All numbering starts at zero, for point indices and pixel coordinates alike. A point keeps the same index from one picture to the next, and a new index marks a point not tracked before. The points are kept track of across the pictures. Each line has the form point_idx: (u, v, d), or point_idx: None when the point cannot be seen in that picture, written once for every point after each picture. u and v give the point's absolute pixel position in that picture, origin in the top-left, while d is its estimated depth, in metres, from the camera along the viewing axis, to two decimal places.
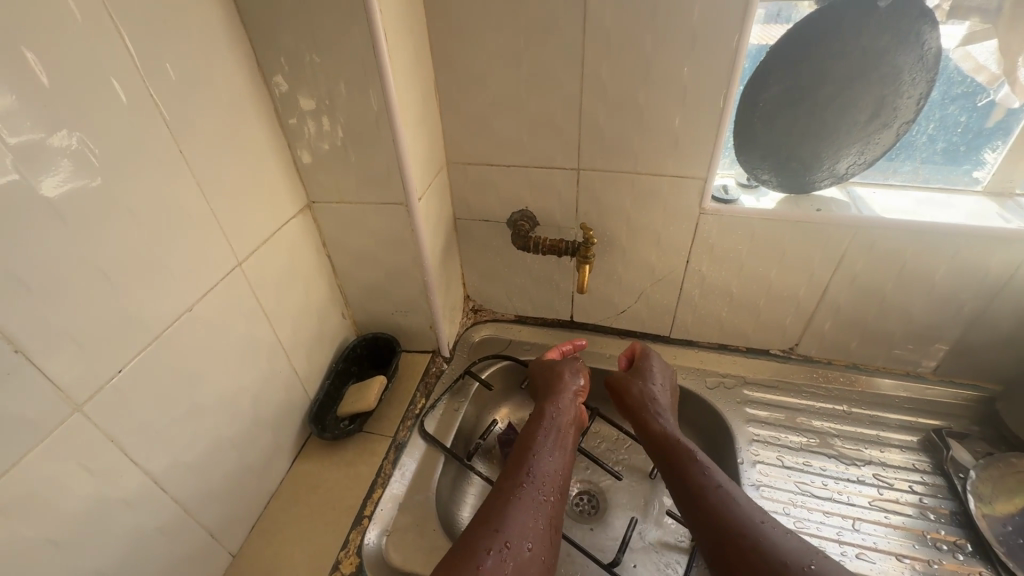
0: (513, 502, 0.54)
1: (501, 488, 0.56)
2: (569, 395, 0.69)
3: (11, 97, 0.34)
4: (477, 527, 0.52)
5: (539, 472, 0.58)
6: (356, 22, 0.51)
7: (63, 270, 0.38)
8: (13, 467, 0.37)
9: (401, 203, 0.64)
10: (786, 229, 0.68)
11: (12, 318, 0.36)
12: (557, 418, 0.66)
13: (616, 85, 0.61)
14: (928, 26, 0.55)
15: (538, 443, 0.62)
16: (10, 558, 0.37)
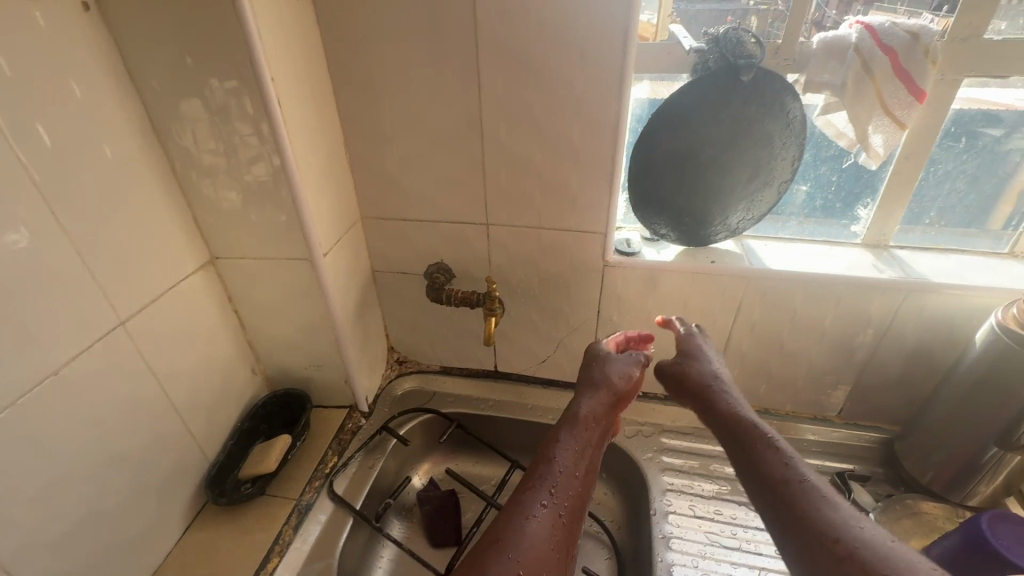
0: (528, 522, 0.45)
1: (515, 504, 0.47)
2: (605, 392, 0.58)
3: None
4: (484, 544, 0.44)
5: (563, 486, 0.49)
6: (248, 89, 0.52)
7: None
8: None
9: (306, 258, 0.64)
10: (685, 280, 0.71)
11: None
12: (590, 419, 0.55)
13: (514, 147, 0.65)
14: (789, 98, 0.61)
15: (565, 446, 0.53)
16: None
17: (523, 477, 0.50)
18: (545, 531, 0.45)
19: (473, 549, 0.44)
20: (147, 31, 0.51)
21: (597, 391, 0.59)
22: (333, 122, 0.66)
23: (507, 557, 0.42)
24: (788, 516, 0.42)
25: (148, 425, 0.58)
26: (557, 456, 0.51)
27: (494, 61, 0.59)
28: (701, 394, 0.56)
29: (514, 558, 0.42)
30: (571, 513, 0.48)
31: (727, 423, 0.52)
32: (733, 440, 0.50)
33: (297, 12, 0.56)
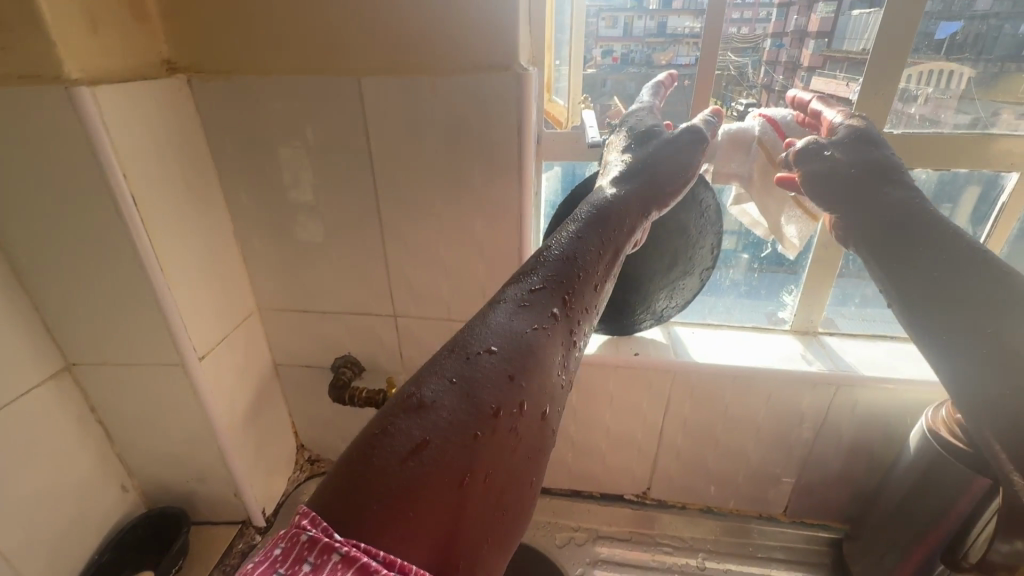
0: (534, 331, 0.36)
1: (517, 305, 0.37)
2: (643, 198, 0.48)
3: None
4: (469, 342, 0.34)
5: (577, 295, 0.39)
6: (95, 187, 0.47)
7: None
8: None
9: (177, 364, 0.57)
10: (609, 375, 0.66)
11: None
12: (626, 216, 0.45)
13: (416, 238, 0.60)
14: (701, 187, 0.60)
15: (588, 251, 0.41)
16: None
17: (536, 272, 0.39)
18: (555, 355, 0.36)
19: (453, 359, 0.33)
20: None
21: (634, 184, 0.48)
22: (217, 212, 0.60)
23: (505, 378, 0.33)
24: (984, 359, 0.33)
25: None
26: (579, 255, 0.41)
27: (387, 151, 0.56)
28: (871, 179, 0.43)
29: (516, 378, 0.33)
30: (580, 329, 0.40)
31: (899, 230, 0.40)
32: (906, 253, 0.39)
33: (164, 101, 0.52)
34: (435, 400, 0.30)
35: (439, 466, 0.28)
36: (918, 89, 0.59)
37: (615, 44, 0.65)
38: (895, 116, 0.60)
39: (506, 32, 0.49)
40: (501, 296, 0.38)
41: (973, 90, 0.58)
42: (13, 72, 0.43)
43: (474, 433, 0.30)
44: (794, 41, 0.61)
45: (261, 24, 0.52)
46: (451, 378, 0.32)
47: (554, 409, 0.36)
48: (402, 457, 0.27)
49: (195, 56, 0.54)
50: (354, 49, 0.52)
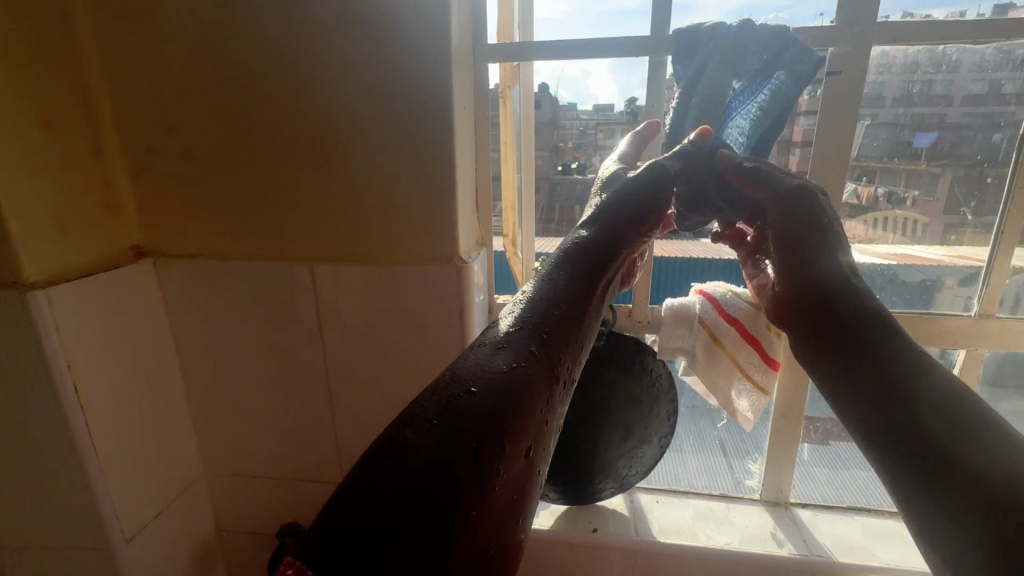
0: (517, 370, 0.32)
1: (496, 348, 0.33)
2: (627, 236, 0.47)
3: None
4: (457, 378, 0.30)
5: (556, 333, 0.36)
6: (38, 378, 0.48)
7: None
8: None
9: (100, 549, 0.54)
10: (566, 553, 0.61)
11: None
12: (603, 253, 0.44)
13: (365, 409, 0.60)
14: (649, 357, 0.60)
15: (574, 292, 0.40)
16: None
17: (517, 314, 0.37)
18: (541, 393, 0.32)
19: (434, 397, 0.29)
20: None
21: (601, 223, 0.47)
22: (168, 382, 0.61)
23: (487, 419, 0.28)
24: (879, 358, 0.34)
25: None
26: (552, 292, 0.39)
27: (336, 328, 0.57)
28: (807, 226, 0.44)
29: (498, 418, 0.29)
30: (565, 366, 0.36)
31: (800, 236, 0.44)
32: (814, 283, 0.41)
33: (122, 287, 0.54)
34: (418, 441, 0.27)
35: (423, 508, 0.24)
36: (905, 186, 0.62)
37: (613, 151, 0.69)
38: (873, 200, 0.62)
39: (446, 230, 0.53)
40: (477, 340, 0.35)
41: (958, 188, 0.60)
42: None
43: (455, 472, 0.26)
44: (784, 119, 0.60)
45: (223, 210, 0.56)
46: (432, 420, 0.28)
47: (540, 448, 0.32)
48: (388, 496, 0.24)
49: (164, 243, 0.58)
50: (309, 239, 0.55)
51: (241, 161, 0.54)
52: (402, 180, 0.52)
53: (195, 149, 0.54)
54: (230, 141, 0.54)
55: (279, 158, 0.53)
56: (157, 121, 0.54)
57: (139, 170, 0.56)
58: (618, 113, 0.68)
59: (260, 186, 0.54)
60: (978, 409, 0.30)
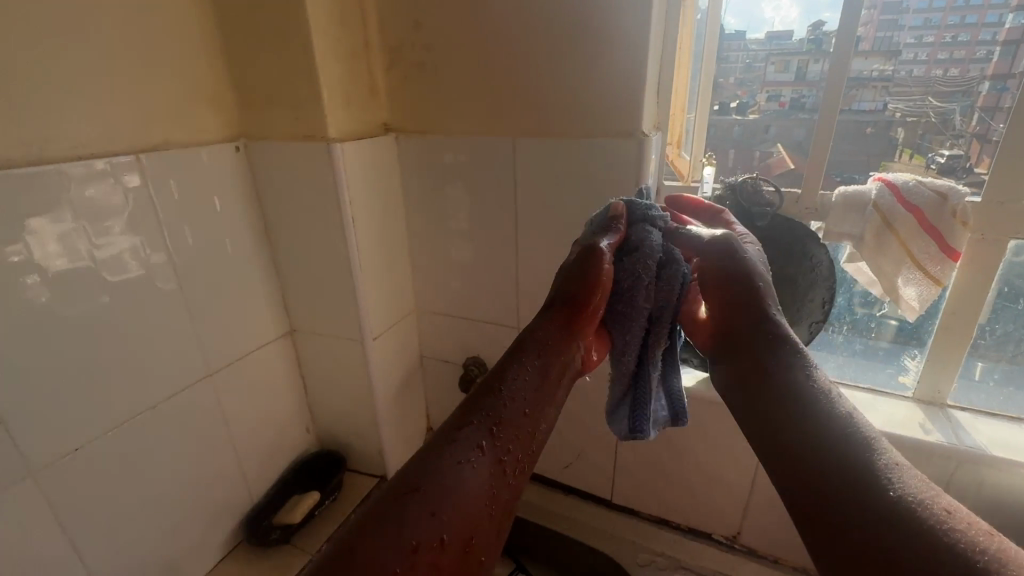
0: (461, 469, 0.36)
1: (444, 445, 0.37)
2: (574, 322, 0.48)
3: (76, 253, 0.53)
4: (405, 482, 0.35)
5: (507, 424, 0.40)
6: (332, 210, 0.68)
7: (69, 369, 0.54)
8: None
9: (357, 340, 0.77)
10: (705, 409, 0.71)
11: (32, 394, 0.51)
12: (553, 342, 0.46)
13: (544, 265, 0.73)
14: (814, 245, 0.64)
15: (525, 380, 0.43)
16: None
17: (461, 410, 0.40)
18: (485, 479, 0.37)
19: (383, 499, 0.33)
20: (270, 164, 0.69)
21: (554, 313, 0.48)
22: (400, 232, 0.80)
23: (430, 517, 0.33)
24: (808, 422, 0.39)
25: (208, 463, 0.70)
26: (507, 384, 0.42)
27: (527, 196, 0.70)
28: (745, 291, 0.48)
29: (438, 515, 0.33)
30: (514, 457, 0.39)
31: (738, 295, 0.48)
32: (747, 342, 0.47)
33: (378, 151, 0.72)
34: (363, 543, 0.31)
35: None
36: None
37: (785, 88, 0.69)
38: None
39: (633, 107, 0.61)
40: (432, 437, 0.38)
41: None
42: (300, 133, 0.66)
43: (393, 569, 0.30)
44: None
45: (449, 94, 0.70)
46: (376, 522, 0.32)
47: (482, 534, 0.35)
48: None
49: (402, 121, 0.75)
50: (514, 118, 0.68)
51: (466, 51, 0.67)
52: (597, 64, 0.61)
53: (431, 41, 0.68)
54: (459, 33, 0.66)
55: (496, 47, 0.65)
56: (406, 18, 0.69)
57: (390, 60, 0.72)
58: (798, 41, 0.68)
59: (479, 75, 0.67)
60: (864, 448, 0.37)
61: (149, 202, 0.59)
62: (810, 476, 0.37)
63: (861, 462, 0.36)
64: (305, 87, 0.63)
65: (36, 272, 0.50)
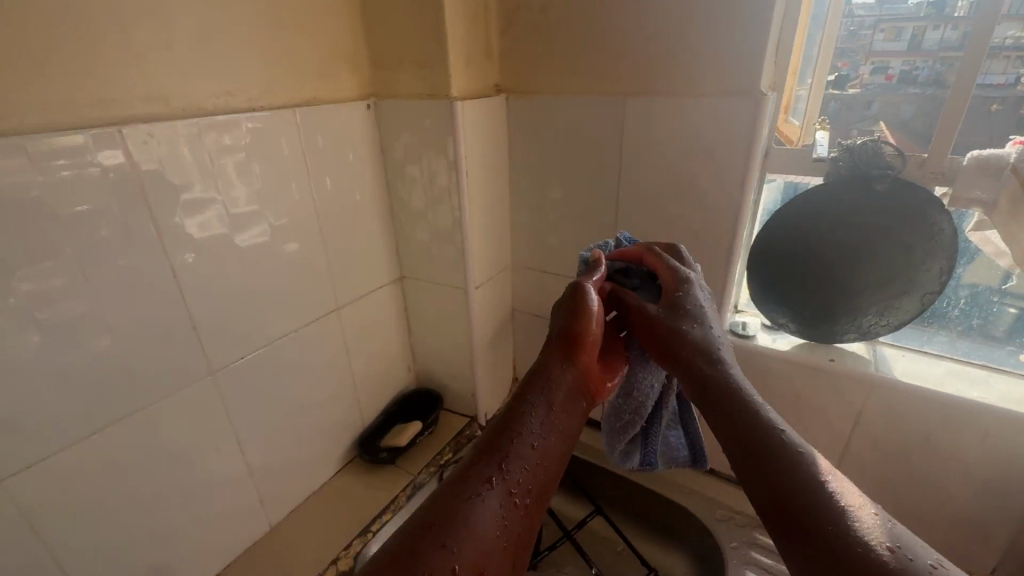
0: (473, 503, 0.40)
1: (456, 482, 0.42)
2: (573, 361, 0.51)
3: (248, 190, 0.62)
4: (426, 516, 0.39)
5: (513, 458, 0.43)
6: (449, 164, 0.74)
7: (240, 289, 0.64)
8: (187, 386, 0.60)
9: (461, 288, 0.83)
10: (799, 374, 0.71)
11: (215, 306, 0.61)
12: (554, 379, 0.49)
13: (643, 225, 0.76)
14: (938, 212, 0.61)
15: (531, 417, 0.46)
16: (171, 448, 0.60)
17: (471, 452, 0.44)
18: (496, 512, 0.41)
19: (406, 532, 0.38)
20: (396, 121, 0.76)
21: (550, 353, 0.52)
22: (503, 190, 0.85)
23: (443, 547, 0.37)
24: (765, 445, 0.40)
25: (333, 386, 0.80)
26: (515, 422, 0.46)
27: (633, 155, 0.72)
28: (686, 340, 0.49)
29: (450, 546, 0.37)
30: (523, 490, 0.43)
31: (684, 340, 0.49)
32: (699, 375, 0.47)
33: (491, 111, 0.77)
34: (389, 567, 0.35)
35: None
36: None
37: (893, 60, 0.67)
38: None
39: (753, 65, 0.61)
40: (449, 477, 0.43)
41: None
42: (426, 91, 0.71)
43: None
44: None
45: (562, 54, 0.73)
46: (400, 550, 0.37)
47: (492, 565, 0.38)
48: None
49: (514, 82, 0.79)
50: (627, 79, 0.69)
51: (583, 12, 0.69)
52: (717, 21, 0.61)
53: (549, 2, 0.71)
54: None
55: (613, 7, 0.67)
56: None
57: (507, 22, 0.76)
58: (912, 7, 0.64)
59: (594, 36, 0.70)
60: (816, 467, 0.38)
61: (300, 151, 0.67)
62: (775, 498, 0.37)
63: (832, 511, 0.35)
64: (434, 47, 0.69)
65: (221, 204, 0.59)
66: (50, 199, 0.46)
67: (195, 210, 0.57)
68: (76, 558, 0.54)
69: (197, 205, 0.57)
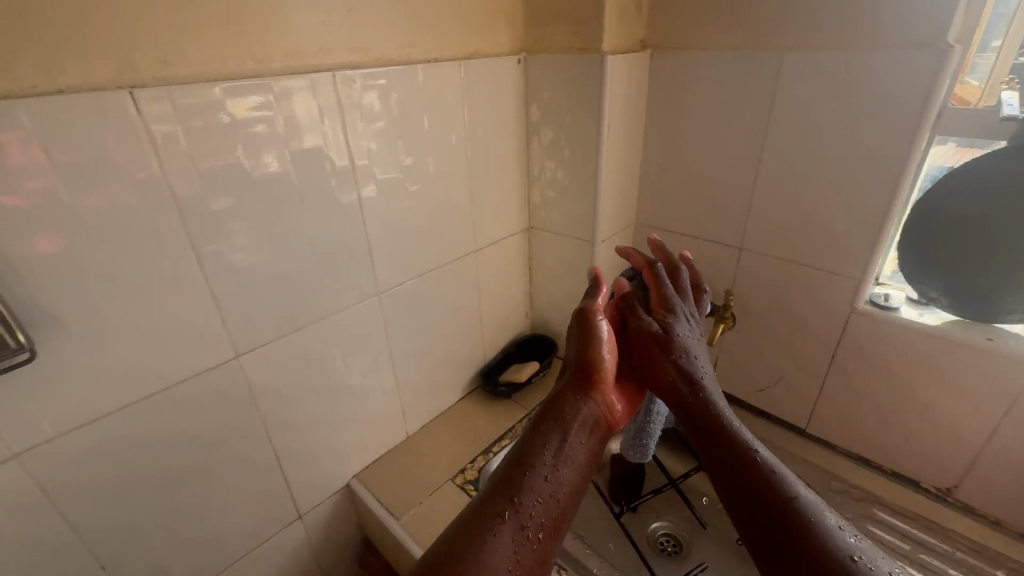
0: (486, 541, 0.42)
1: (469, 518, 0.44)
2: (584, 390, 0.54)
3: (418, 135, 0.70)
4: (443, 552, 0.41)
5: (525, 491, 0.46)
6: (592, 120, 0.77)
7: (404, 223, 0.72)
8: (359, 302, 0.71)
9: (588, 241, 0.87)
10: (947, 351, 0.68)
11: (384, 236, 0.70)
12: (564, 414, 0.52)
13: (785, 187, 0.74)
14: None
15: (543, 452, 0.48)
16: (344, 353, 0.71)
17: (481, 493, 0.46)
18: (508, 546, 0.42)
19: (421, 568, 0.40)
20: (544, 75, 0.79)
21: (559, 389, 0.54)
22: (637, 147, 0.86)
23: None
24: (748, 469, 0.44)
25: (465, 321, 0.89)
26: (526, 457, 0.48)
27: (783, 114, 0.71)
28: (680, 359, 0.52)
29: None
30: (534, 522, 0.44)
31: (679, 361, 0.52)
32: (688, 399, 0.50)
33: (635, 67, 0.78)
34: None
35: None
36: None
37: None
38: None
39: (940, 15, 0.57)
40: (463, 516, 0.45)
41: None
42: (578, 47, 0.74)
43: None
44: None
45: (719, 8, 0.72)
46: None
47: None
48: None
49: (662, 38, 0.79)
50: (786, 33, 0.68)
51: None
52: None
53: None
54: None
55: None
56: None
57: None
58: None
59: None
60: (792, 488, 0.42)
61: (461, 102, 0.73)
62: (760, 521, 0.41)
63: (809, 529, 0.39)
64: (592, 3, 0.71)
65: (396, 145, 0.68)
66: (282, 130, 0.56)
67: (378, 149, 0.66)
68: (277, 430, 0.67)
69: (379, 145, 0.66)
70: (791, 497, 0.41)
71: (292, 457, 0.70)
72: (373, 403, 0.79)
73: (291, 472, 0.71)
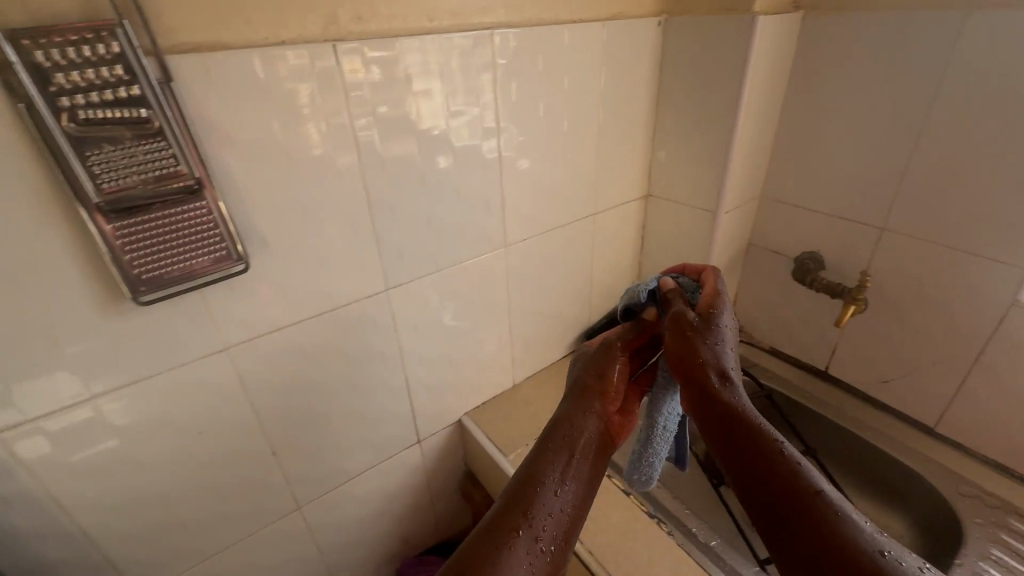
0: (503, 556, 0.43)
1: (483, 535, 0.45)
2: (594, 406, 0.54)
3: (557, 96, 0.72)
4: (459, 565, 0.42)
5: (538, 507, 0.47)
6: (732, 84, 0.75)
7: (536, 181, 0.76)
8: (489, 251, 0.76)
9: (710, 211, 0.86)
10: None
11: (517, 192, 0.75)
12: (574, 429, 0.52)
13: (947, 164, 0.68)
14: None
15: (554, 467, 0.49)
16: (471, 297, 0.77)
17: (493, 511, 0.47)
18: (524, 560, 0.43)
19: None
20: (684, 38, 0.78)
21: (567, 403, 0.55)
22: (775, 117, 0.83)
23: None
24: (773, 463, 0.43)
25: (577, 281, 0.92)
26: (539, 472, 0.49)
27: (957, 81, 0.65)
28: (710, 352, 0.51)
29: None
30: (548, 535, 0.46)
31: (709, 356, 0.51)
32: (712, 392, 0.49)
33: (786, 30, 0.75)
34: None
35: None
36: None
37: None
38: None
39: None
40: (477, 531, 0.46)
41: None
42: (727, 8, 0.72)
43: None
44: None
45: None
46: None
47: None
48: None
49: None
50: None
51: None
52: None
53: None
54: None
55: None
56: None
57: None
58: None
59: None
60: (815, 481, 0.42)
61: (600, 64, 0.75)
62: (784, 513, 0.41)
63: (835, 521, 0.39)
64: None
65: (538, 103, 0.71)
66: (445, 84, 0.61)
67: (521, 107, 0.69)
68: (410, 360, 0.75)
69: (523, 103, 0.69)
70: (814, 490, 0.41)
71: (419, 385, 0.79)
72: (489, 349, 0.85)
73: (417, 399, 0.80)
